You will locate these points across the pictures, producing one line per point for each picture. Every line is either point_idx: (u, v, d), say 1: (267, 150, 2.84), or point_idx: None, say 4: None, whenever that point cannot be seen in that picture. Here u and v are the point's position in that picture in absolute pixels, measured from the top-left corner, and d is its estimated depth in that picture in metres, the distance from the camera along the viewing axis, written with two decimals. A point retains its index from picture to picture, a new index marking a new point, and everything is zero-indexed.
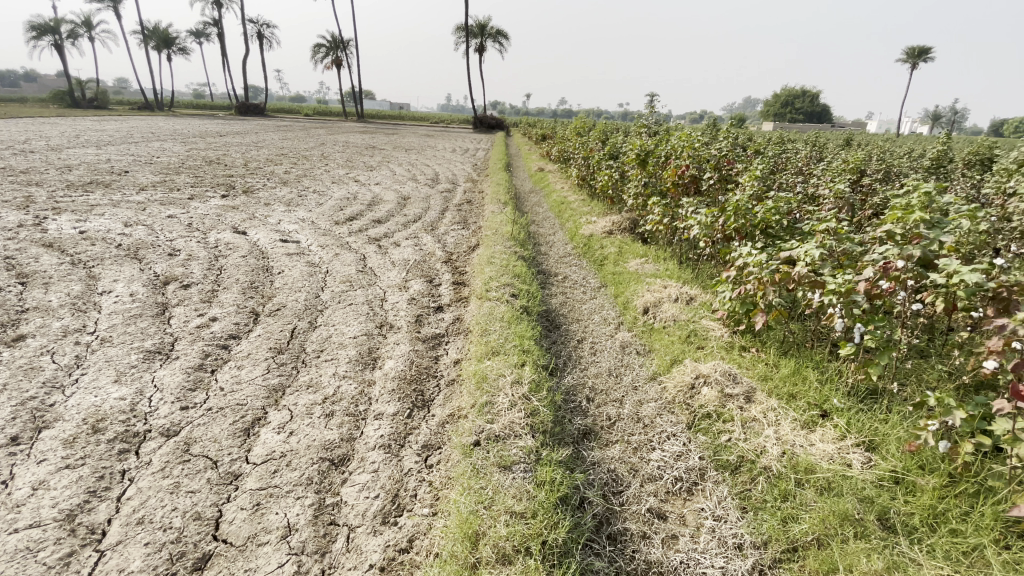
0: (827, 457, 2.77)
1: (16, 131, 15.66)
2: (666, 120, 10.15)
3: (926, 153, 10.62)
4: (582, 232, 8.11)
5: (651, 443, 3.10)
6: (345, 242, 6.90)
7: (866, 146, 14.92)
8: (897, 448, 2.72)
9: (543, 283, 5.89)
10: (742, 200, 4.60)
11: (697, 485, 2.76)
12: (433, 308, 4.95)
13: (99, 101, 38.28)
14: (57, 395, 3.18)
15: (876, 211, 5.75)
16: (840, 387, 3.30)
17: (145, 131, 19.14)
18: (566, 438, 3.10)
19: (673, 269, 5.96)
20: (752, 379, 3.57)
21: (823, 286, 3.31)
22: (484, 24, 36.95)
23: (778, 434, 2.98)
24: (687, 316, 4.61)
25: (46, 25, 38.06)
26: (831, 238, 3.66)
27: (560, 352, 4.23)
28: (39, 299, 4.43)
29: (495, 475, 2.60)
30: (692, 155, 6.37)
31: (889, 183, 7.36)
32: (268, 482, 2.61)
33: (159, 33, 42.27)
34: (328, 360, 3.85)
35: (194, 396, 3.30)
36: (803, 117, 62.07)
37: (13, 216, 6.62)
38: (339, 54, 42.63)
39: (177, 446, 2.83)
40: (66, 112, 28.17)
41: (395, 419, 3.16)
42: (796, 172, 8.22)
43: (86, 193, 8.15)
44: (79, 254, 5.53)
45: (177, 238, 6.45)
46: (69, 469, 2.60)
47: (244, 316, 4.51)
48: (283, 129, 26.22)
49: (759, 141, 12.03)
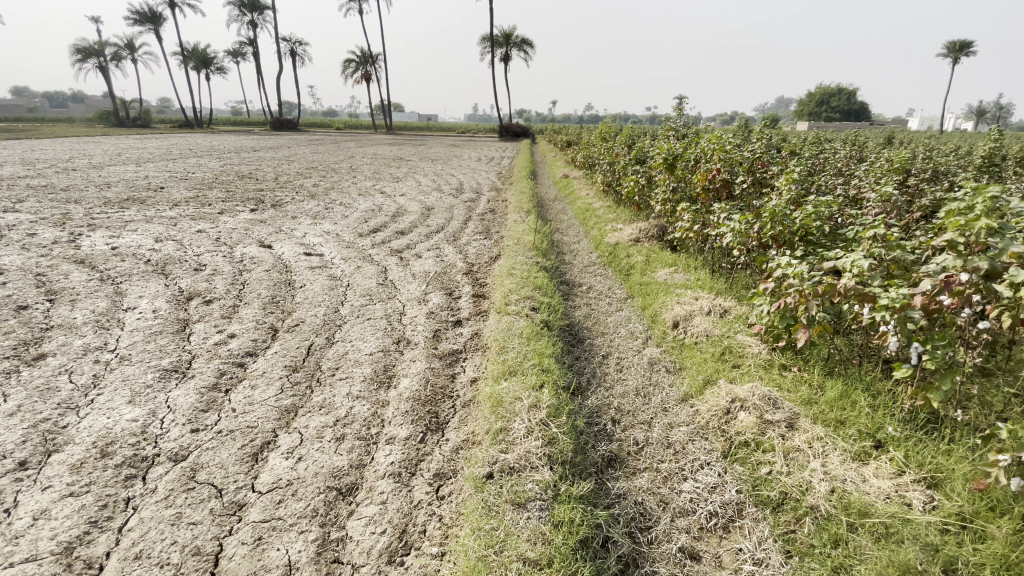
0: (883, 496, 2.47)
1: (64, 150, 16.51)
2: (696, 123, 9.82)
3: (975, 150, 9.94)
4: (607, 241, 7.85)
5: (682, 472, 2.85)
6: (367, 254, 6.84)
7: (909, 145, 14.10)
8: (965, 487, 2.40)
9: (566, 294, 5.69)
10: (778, 206, 4.29)
11: (735, 522, 2.50)
12: (452, 323, 4.81)
13: (141, 120, 40.26)
14: (71, 416, 3.15)
15: (924, 213, 5.33)
16: (894, 414, 2.98)
17: (184, 147, 19.96)
18: (589, 468, 2.87)
19: (705, 279, 5.68)
20: (794, 403, 3.26)
21: (872, 299, 2.99)
22: (510, 32, 36.94)
23: (826, 468, 2.68)
24: (720, 331, 4.31)
25: (93, 49, 40.25)
26: (880, 246, 3.35)
27: (583, 369, 4.01)
28: (65, 316, 4.47)
29: (508, 515, 2.40)
30: (723, 159, 6.08)
31: (937, 183, 6.86)
32: (271, 514, 2.47)
33: (197, 53, 44.12)
34: (343, 379, 3.74)
35: (205, 418, 3.21)
36: (839, 116, 59.87)
37: (50, 233, 6.80)
38: (367, 69, 43.61)
39: (183, 472, 2.73)
40: (113, 131, 29.46)
41: (407, 445, 3.00)
42: (834, 172, 7.78)
43: (120, 210, 8.37)
44: (108, 271, 5.62)
45: (204, 253, 6.51)
46: (72, 497, 2.53)
47: (263, 332, 4.44)
48: (313, 142, 27.05)
49: (794, 142, 11.54)
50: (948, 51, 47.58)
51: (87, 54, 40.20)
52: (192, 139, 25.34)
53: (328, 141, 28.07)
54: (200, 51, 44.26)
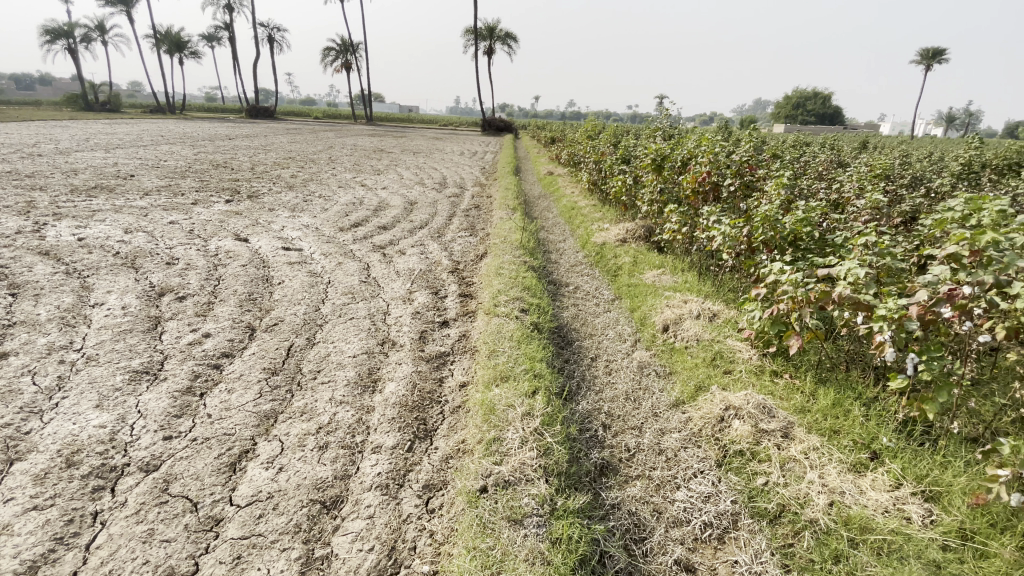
0: (882, 510, 2.46)
1: (29, 133, 15.81)
2: (681, 123, 9.84)
3: (949, 156, 10.16)
4: (594, 240, 7.81)
5: (675, 481, 2.80)
6: (348, 250, 6.65)
7: (884, 149, 14.41)
8: (963, 501, 2.42)
9: (554, 294, 5.62)
10: (770, 210, 4.27)
11: (730, 533, 2.47)
12: (438, 323, 4.69)
13: (111, 104, 38.85)
14: (33, 422, 2.94)
15: (906, 218, 5.41)
16: (888, 424, 3.00)
17: (155, 134, 19.35)
18: (583, 479, 2.80)
19: (693, 282, 5.68)
20: (788, 412, 3.25)
21: (867, 308, 2.97)
22: (495, 25, 36.59)
23: (824, 480, 2.67)
24: (710, 335, 4.29)
25: (59, 28, 38.62)
26: (871, 254, 3.35)
27: (573, 372, 3.94)
28: (27, 312, 4.20)
29: (504, 532, 2.32)
30: (711, 161, 6.03)
31: (916, 189, 6.98)
32: (251, 531, 2.34)
33: (171, 37, 42.70)
34: (326, 383, 3.58)
35: (179, 424, 3.03)
36: (814, 119, 61.21)
37: (13, 222, 6.43)
38: (349, 58, 42.86)
39: (156, 484, 2.57)
40: (84, 116, 28.24)
41: (395, 454, 2.89)
42: (816, 177, 7.89)
43: (88, 198, 7.98)
44: (75, 263, 5.33)
45: (177, 245, 6.23)
46: (36, 511, 2.35)
47: (239, 332, 4.25)
48: (291, 131, 26.52)
49: (776, 144, 11.65)
50: (923, 57, 48.84)
51: (52, 33, 38.54)
52: (164, 126, 24.56)
53: (306, 132, 27.53)
54: (173, 34, 42.80)
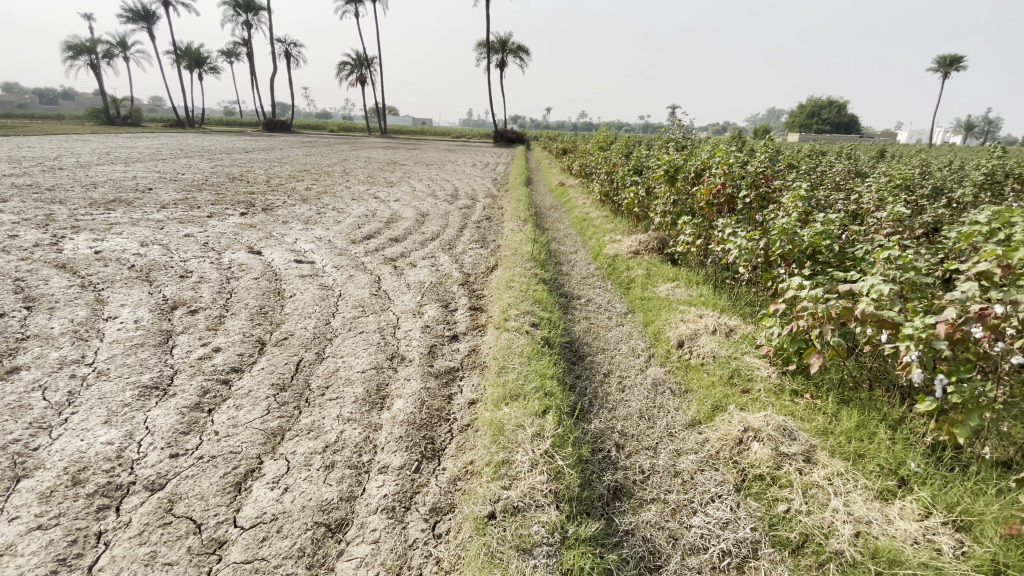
0: (911, 541, 2.33)
1: (52, 147, 16.24)
2: (695, 134, 9.73)
3: (970, 166, 9.92)
4: (606, 252, 7.74)
5: (692, 505, 2.70)
6: (359, 262, 6.65)
7: (901, 159, 14.21)
8: (996, 532, 2.29)
9: (565, 308, 5.55)
10: (787, 223, 4.13)
11: (749, 562, 2.36)
12: (448, 338, 4.64)
13: (132, 118, 39.83)
14: (41, 438, 2.93)
15: (928, 229, 5.24)
16: (916, 448, 2.88)
17: (173, 147, 19.76)
18: (595, 504, 2.71)
19: (708, 295, 5.57)
20: (810, 435, 3.13)
21: (891, 325, 2.85)
22: (507, 38, 36.95)
23: (849, 508, 2.55)
24: (727, 352, 4.18)
25: (84, 45, 39.81)
26: (895, 269, 3.22)
27: (585, 390, 3.84)
28: (41, 326, 4.23)
29: (512, 561, 2.23)
30: (726, 172, 5.93)
31: (938, 200, 6.80)
32: (254, 554, 2.28)
33: (191, 53, 43.79)
34: (334, 399, 3.54)
35: (186, 441, 3.00)
36: (829, 128, 60.66)
37: (32, 235, 6.54)
38: (363, 72, 43.54)
39: (160, 504, 2.53)
40: (107, 130, 28.99)
41: (402, 475, 2.82)
42: (833, 187, 7.72)
43: (106, 211, 8.11)
44: (90, 276, 5.38)
45: (191, 258, 6.28)
46: (40, 531, 2.32)
47: (250, 346, 4.24)
48: (304, 144, 26.93)
49: (792, 155, 11.51)
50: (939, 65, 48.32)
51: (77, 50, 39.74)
52: (184, 139, 25.12)
53: (320, 144, 27.96)
54: (193, 50, 43.90)
